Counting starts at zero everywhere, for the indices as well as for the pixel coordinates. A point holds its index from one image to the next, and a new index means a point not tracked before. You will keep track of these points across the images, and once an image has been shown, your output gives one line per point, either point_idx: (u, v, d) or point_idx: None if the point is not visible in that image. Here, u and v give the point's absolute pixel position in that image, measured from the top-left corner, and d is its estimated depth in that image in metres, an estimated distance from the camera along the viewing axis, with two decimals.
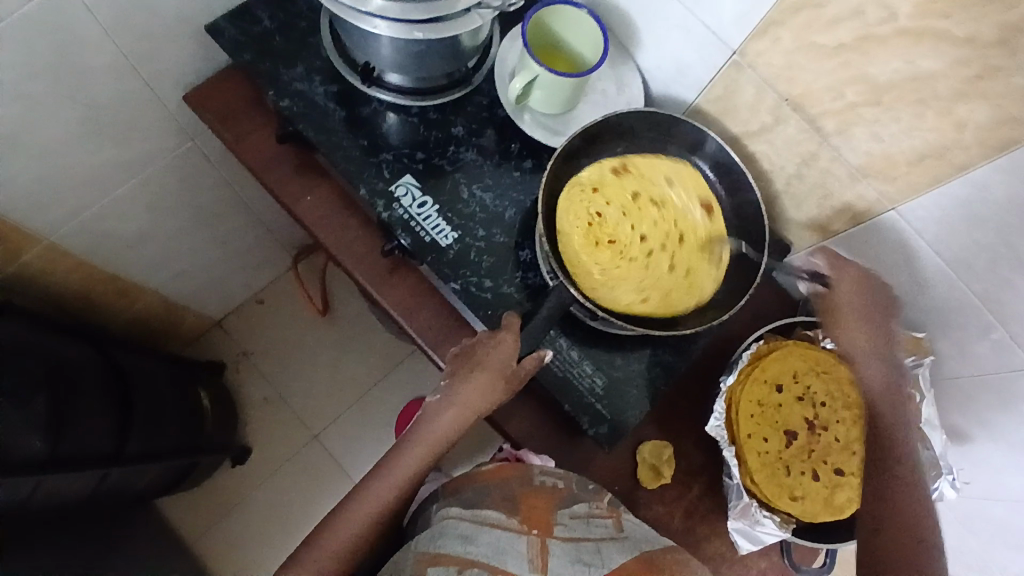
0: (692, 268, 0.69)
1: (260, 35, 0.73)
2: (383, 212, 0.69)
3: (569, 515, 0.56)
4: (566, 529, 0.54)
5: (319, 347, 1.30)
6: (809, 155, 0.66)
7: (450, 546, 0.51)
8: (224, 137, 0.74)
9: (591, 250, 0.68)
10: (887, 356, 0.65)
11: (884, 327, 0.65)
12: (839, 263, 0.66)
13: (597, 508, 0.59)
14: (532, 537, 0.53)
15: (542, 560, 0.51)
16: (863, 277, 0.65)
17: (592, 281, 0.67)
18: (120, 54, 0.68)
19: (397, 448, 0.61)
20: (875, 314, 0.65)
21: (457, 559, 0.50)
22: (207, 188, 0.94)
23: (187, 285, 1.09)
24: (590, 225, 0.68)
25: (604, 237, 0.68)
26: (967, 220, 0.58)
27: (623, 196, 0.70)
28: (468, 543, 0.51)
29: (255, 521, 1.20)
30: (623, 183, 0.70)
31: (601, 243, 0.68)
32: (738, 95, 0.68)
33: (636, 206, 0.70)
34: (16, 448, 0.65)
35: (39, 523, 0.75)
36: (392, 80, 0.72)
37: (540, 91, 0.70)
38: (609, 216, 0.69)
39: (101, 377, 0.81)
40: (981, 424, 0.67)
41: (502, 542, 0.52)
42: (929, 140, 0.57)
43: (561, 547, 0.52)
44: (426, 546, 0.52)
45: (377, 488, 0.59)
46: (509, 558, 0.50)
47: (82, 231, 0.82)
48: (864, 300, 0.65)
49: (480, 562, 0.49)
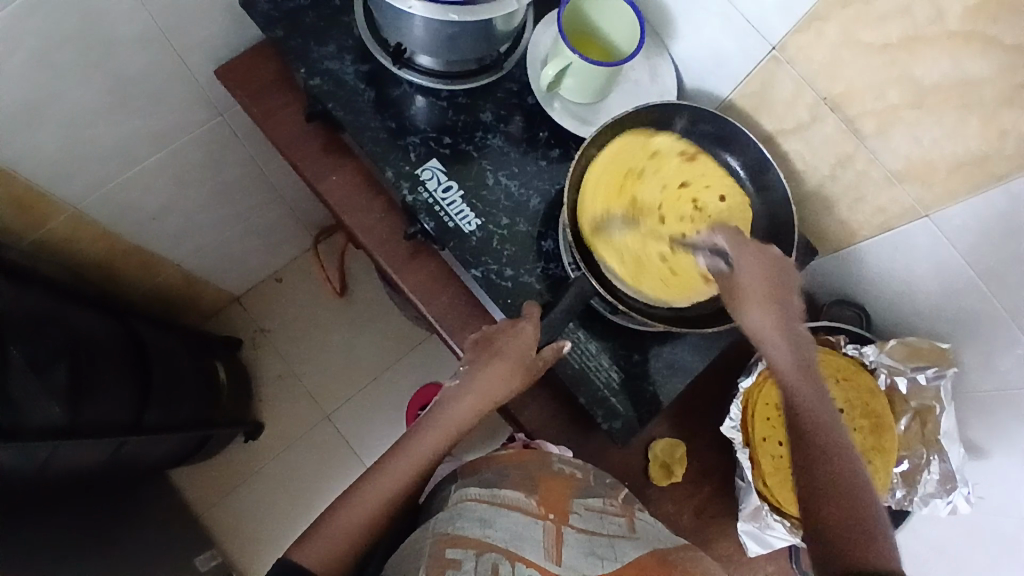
0: (680, 270, 0.66)
1: (293, 11, 0.72)
2: (408, 195, 0.69)
3: (583, 506, 0.57)
4: (580, 519, 0.54)
5: (335, 328, 1.31)
6: (845, 156, 0.65)
7: (469, 529, 0.51)
8: (252, 112, 0.74)
9: (610, 187, 0.68)
10: (797, 336, 0.53)
11: (786, 303, 0.54)
12: (739, 242, 0.56)
13: (611, 505, 0.58)
14: (549, 524, 0.52)
15: (557, 550, 0.50)
16: (765, 255, 0.55)
17: (585, 208, 0.67)
18: (154, 25, 0.68)
19: (413, 431, 0.61)
20: (779, 290, 0.54)
21: (476, 542, 0.49)
22: (232, 164, 0.95)
23: (207, 260, 1.10)
24: (627, 173, 0.69)
25: (629, 190, 0.68)
26: (1004, 232, 0.57)
27: (676, 176, 0.70)
28: (487, 527, 0.51)
29: (265, 496, 1.21)
30: (681, 168, 0.70)
31: (621, 190, 0.68)
32: (775, 91, 0.66)
33: (678, 193, 0.69)
34: (38, 413, 0.66)
35: (59, 492, 0.76)
36: (423, 63, 0.72)
37: (572, 79, 0.69)
38: (646, 180, 0.69)
39: (120, 347, 0.82)
40: (1002, 440, 0.66)
41: (520, 527, 0.51)
42: (973, 148, 0.55)
43: (576, 537, 0.52)
44: (445, 527, 0.51)
45: (393, 469, 0.59)
46: (526, 545, 0.50)
47: (107, 203, 0.83)
48: (768, 274, 0.54)
49: (498, 546, 0.49)
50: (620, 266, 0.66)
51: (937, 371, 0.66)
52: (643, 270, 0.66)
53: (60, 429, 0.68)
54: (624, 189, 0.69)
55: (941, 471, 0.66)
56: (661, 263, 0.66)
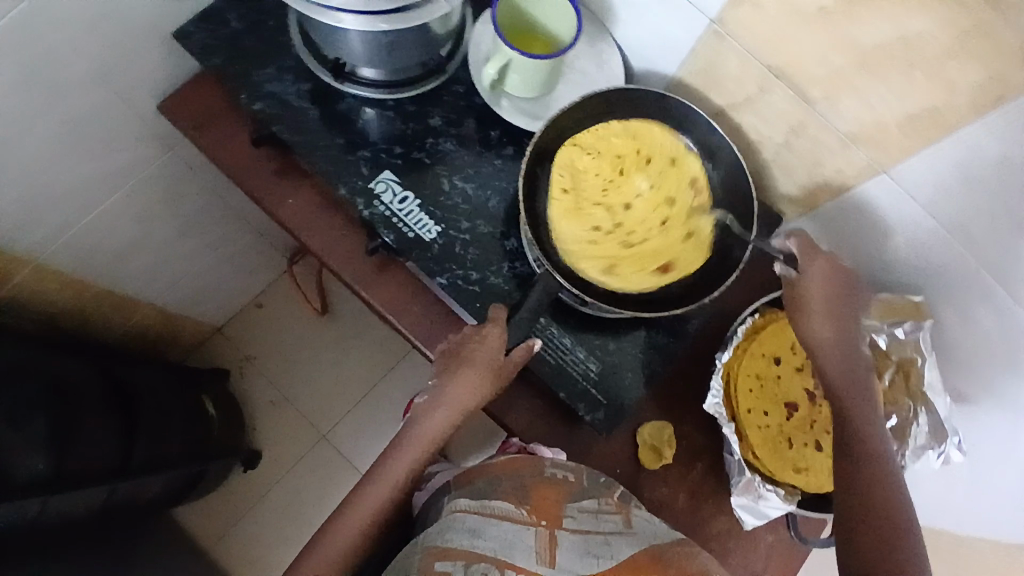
0: (595, 245, 0.68)
1: (229, 37, 0.71)
2: (364, 210, 0.68)
3: (578, 509, 0.55)
4: (574, 522, 0.53)
5: (321, 347, 1.30)
6: (797, 124, 0.64)
7: (459, 541, 0.50)
8: (200, 143, 0.73)
9: (610, 155, 0.69)
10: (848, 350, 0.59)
11: (852, 317, 0.59)
12: (812, 252, 0.60)
13: (606, 504, 0.57)
14: (541, 529, 0.52)
15: (550, 553, 0.50)
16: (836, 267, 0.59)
17: (582, 144, 0.69)
18: (91, 66, 0.67)
19: (390, 450, 0.61)
20: (845, 304, 0.59)
21: (466, 553, 0.49)
22: (193, 196, 0.93)
23: (182, 294, 1.08)
24: (636, 151, 0.70)
25: (621, 169, 0.70)
26: (962, 181, 0.56)
27: (669, 191, 0.70)
28: (476, 538, 0.50)
29: (272, 522, 1.21)
30: (678, 190, 0.70)
31: (620, 162, 0.70)
32: (720, 65, 0.66)
33: (656, 202, 0.70)
34: (19, 470, 0.66)
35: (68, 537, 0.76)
36: (366, 75, 0.71)
37: (515, 75, 0.69)
38: (643, 172, 0.70)
39: (101, 394, 0.81)
40: (987, 388, 0.65)
41: (511, 536, 0.51)
42: (922, 103, 0.54)
43: (570, 539, 0.51)
44: (434, 540, 0.51)
45: (373, 491, 0.59)
46: (517, 552, 0.50)
47: (72, 247, 0.81)
48: (835, 289, 0.59)
49: (487, 556, 0.49)
50: (555, 194, 0.68)
51: (914, 326, 0.66)
52: (571, 218, 0.68)
53: (44, 482, 0.68)
54: (623, 165, 0.70)
55: (930, 424, 0.66)
56: (590, 230, 0.68)
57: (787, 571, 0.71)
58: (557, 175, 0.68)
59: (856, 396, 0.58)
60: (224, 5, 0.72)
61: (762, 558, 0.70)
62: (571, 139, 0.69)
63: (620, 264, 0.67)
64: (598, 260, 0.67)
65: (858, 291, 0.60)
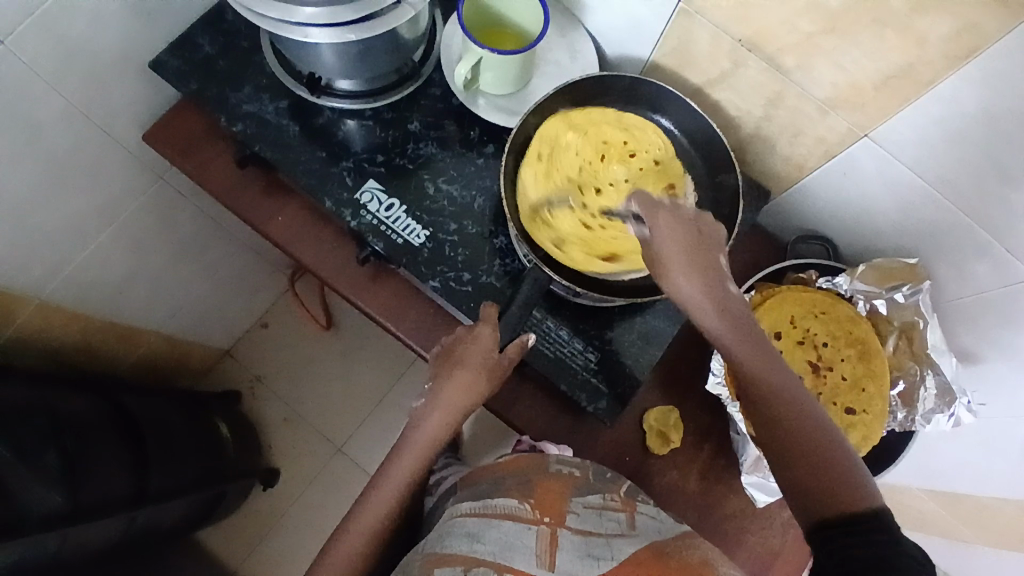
0: (549, 217, 0.66)
1: (203, 61, 0.72)
2: (352, 221, 0.69)
3: (583, 504, 0.54)
4: (578, 519, 0.51)
5: (329, 360, 1.31)
6: (775, 95, 0.64)
7: (458, 546, 0.48)
8: (187, 169, 0.74)
9: (594, 142, 0.68)
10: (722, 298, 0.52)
11: (713, 266, 0.53)
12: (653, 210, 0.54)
13: (612, 500, 0.56)
14: (543, 527, 0.50)
15: (551, 556, 0.48)
16: (680, 220, 0.53)
17: (570, 125, 0.68)
18: (69, 101, 0.67)
19: (389, 459, 0.61)
20: (702, 255, 0.52)
21: (465, 558, 0.47)
22: (186, 221, 0.94)
23: (186, 319, 1.09)
24: (622, 143, 0.68)
25: (600, 156, 0.68)
26: (945, 136, 0.56)
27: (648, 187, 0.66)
28: (475, 541, 0.48)
29: (296, 538, 1.22)
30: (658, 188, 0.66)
31: (603, 151, 0.68)
32: (693, 44, 0.65)
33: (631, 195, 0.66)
34: (37, 506, 0.67)
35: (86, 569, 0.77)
36: (342, 86, 0.72)
37: (488, 73, 0.69)
38: (625, 163, 0.67)
39: (113, 425, 0.82)
40: (994, 344, 0.65)
41: (512, 537, 0.49)
42: (896, 60, 0.53)
43: (571, 540, 0.49)
44: (433, 546, 0.50)
45: (375, 501, 0.59)
46: (516, 555, 0.47)
47: (70, 284, 0.81)
48: (687, 236, 0.52)
49: (486, 560, 0.47)
50: (529, 162, 0.67)
51: (912, 288, 0.65)
52: (536, 184, 0.67)
53: (58, 516, 0.69)
54: (606, 152, 0.68)
55: (938, 385, 0.66)
56: (551, 203, 0.66)
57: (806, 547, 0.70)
58: (536, 141, 0.68)
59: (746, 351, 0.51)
60: (195, 30, 0.73)
61: (779, 534, 0.70)
62: (562, 113, 0.69)
63: (568, 242, 0.65)
64: (549, 233, 0.65)
65: (710, 237, 0.53)
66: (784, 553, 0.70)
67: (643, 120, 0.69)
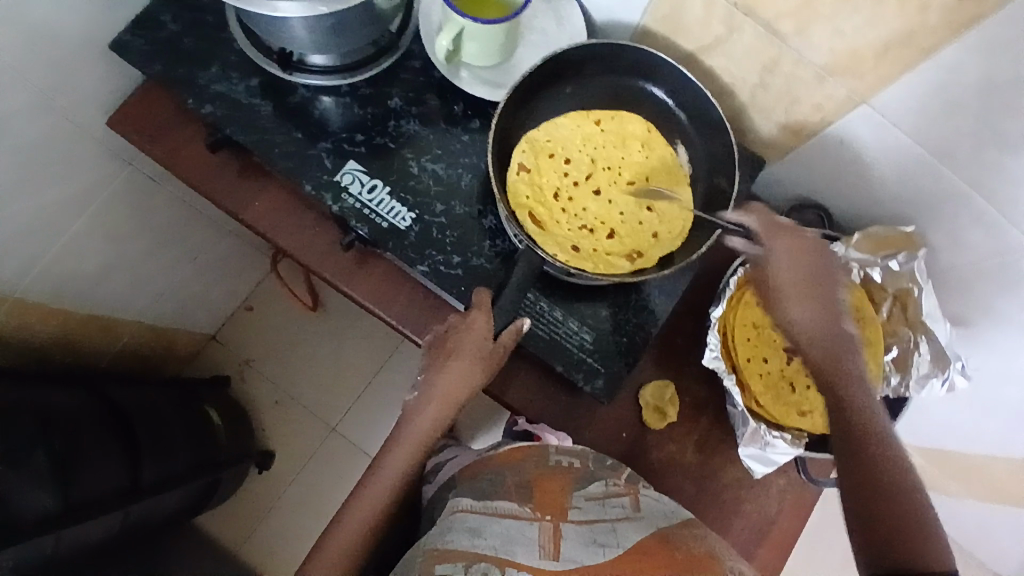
0: (547, 153, 0.68)
1: (168, 40, 0.68)
2: (333, 205, 0.66)
3: (584, 497, 0.53)
4: (581, 512, 0.51)
5: (317, 340, 1.29)
6: (771, 61, 0.61)
7: (458, 540, 0.47)
8: (155, 155, 0.70)
9: (635, 172, 0.69)
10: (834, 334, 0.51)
11: (834, 300, 0.52)
12: (774, 230, 0.55)
13: (615, 485, 0.56)
14: (545, 523, 0.49)
15: (554, 544, 0.47)
16: (803, 247, 0.54)
17: (644, 140, 0.69)
18: (28, 90, 0.63)
19: (385, 450, 0.60)
20: (821, 285, 0.52)
21: (464, 553, 0.46)
22: (160, 207, 0.90)
23: (169, 307, 1.06)
24: (652, 197, 0.68)
25: (626, 178, 0.69)
26: (944, 103, 0.54)
27: (620, 234, 0.68)
28: (476, 537, 0.47)
29: (294, 518, 1.22)
30: (621, 241, 0.67)
31: (634, 178, 0.69)
32: (684, 8, 0.62)
33: (602, 224, 0.68)
34: (31, 511, 0.66)
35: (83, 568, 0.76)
36: (316, 61, 0.68)
37: (471, 44, 0.66)
38: (633, 203, 0.68)
39: (103, 421, 0.80)
40: (985, 310, 0.65)
41: (512, 531, 0.48)
42: (896, 24, 0.51)
43: (574, 530, 0.48)
44: (434, 542, 0.48)
45: (371, 494, 0.59)
46: (518, 549, 0.46)
47: (46, 280, 0.78)
48: (805, 266, 0.53)
49: (488, 555, 0.46)
50: (585, 116, 0.69)
51: (907, 257, 0.65)
52: (570, 133, 0.69)
53: (52, 519, 0.67)
54: (638, 180, 0.69)
55: (932, 352, 0.65)
56: (561, 157, 0.69)
57: (801, 513, 0.71)
58: (608, 113, 0.69)
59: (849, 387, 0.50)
60: (156, 7, 0.68)
61: (775, 503, 0.71)
62: (649, 128, 0.69)
63: (530, 181, 0.68)
64: (525, 155, 0.68)
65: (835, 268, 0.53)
66: (780, 520, 0.71)
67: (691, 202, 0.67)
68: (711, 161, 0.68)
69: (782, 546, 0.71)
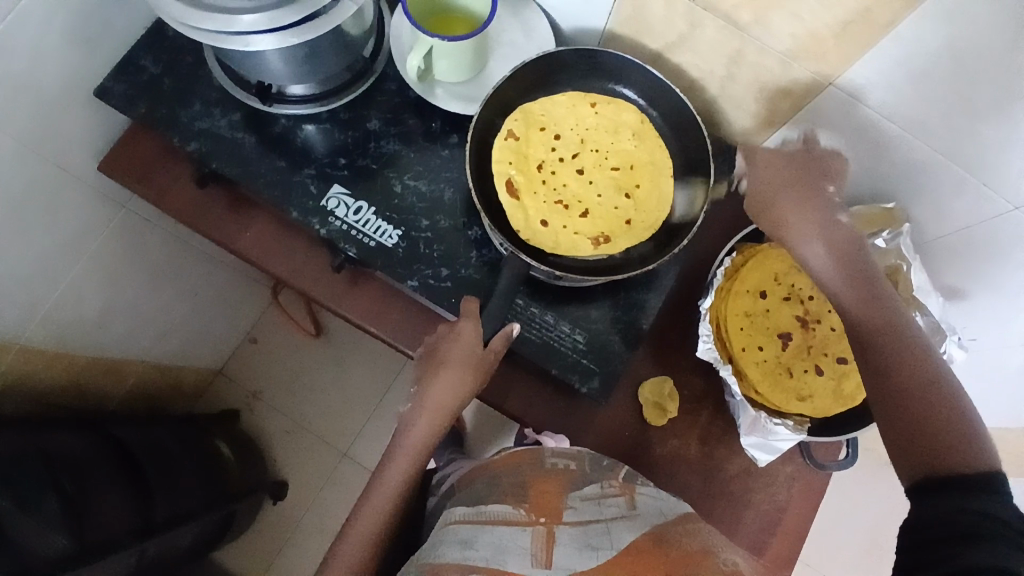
0: (540, 125, 0.69)
1: (149, 83, 0.70)
2: (321, 229, 0.67)
3: (580, 498, 0.53)
4: (576, 513, 0.51)
5: (322, 367, 1.30)
6: (736, 51, 0.62)
7: (450, 554, 0.47)
8: (146, 196, 0.72)
9: (622, 159, 0.69)
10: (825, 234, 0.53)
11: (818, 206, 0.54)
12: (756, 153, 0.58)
13: (610, 487, 0.56)
14: (539, 527, 0.49)
15: (546, 552, 0.46)
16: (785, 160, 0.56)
17: (636, 129, 0.69)
18: (17, 143, 0.65)
19: (382, 465, 0.60)
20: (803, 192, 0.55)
21: (455, 566, 0.46)
22: (155, 247, 0.92)
23: (172, 345, 1.08)
24: (633, 184, 0.68)
25: (611, 163, 0.69)
26: (909, 77, 0.54)
27: (595, 215, 0.67)
28: (467, 548, 0.47)
29: (311, 547, 1.21)
30: (593, 223, 0.67)
31: (620, 164, 0.69)
32: (646, 8, 0.63)
33: (577, 203, 0.68)
34: (45, 551, 0.66)
35: None
36: (295, 92, 0.70)
37: (442, 61, 0.68)
38: (614, 188, 0.68)
39: (116, 462, 0.81)
40: (979, 279, 0.64)
41: (505, 540, 0.48)
42: (851, 5, 0.51)
43: (568, 534, 0.48)
44: (427, 558, 0.48)
45: (371, 508, 0.58)
46: (509, 557, 0.46)
47: (47, 326, 0.79)
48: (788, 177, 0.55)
49: (478, 566, 0.45)
50: (583, 97, 0.70)
51: (892, 233, 0.64)
52: (565, 111, 0.70)
53: (65, 560, 0.68)
54: (622, 166, 0.69)
55: (927, 325, 0.62)
56: (552, 135, 0.69)
57: (812, 500, 0.70)
58: (605, 101, 0.70)
59: (857, 285, 0.51)
60: (136, 51, 0.71)
61: (784, 491, 0.70)
62: (643, 120, 0.69)
63: (518, 151, 0.68)
64: (517, 123, 0.69)
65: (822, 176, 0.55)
66: (791, 508, 0.70)
67: (670, 191, 0.68)
68: (688, 154, 0.69)
69: (795, 534, 0.70)
